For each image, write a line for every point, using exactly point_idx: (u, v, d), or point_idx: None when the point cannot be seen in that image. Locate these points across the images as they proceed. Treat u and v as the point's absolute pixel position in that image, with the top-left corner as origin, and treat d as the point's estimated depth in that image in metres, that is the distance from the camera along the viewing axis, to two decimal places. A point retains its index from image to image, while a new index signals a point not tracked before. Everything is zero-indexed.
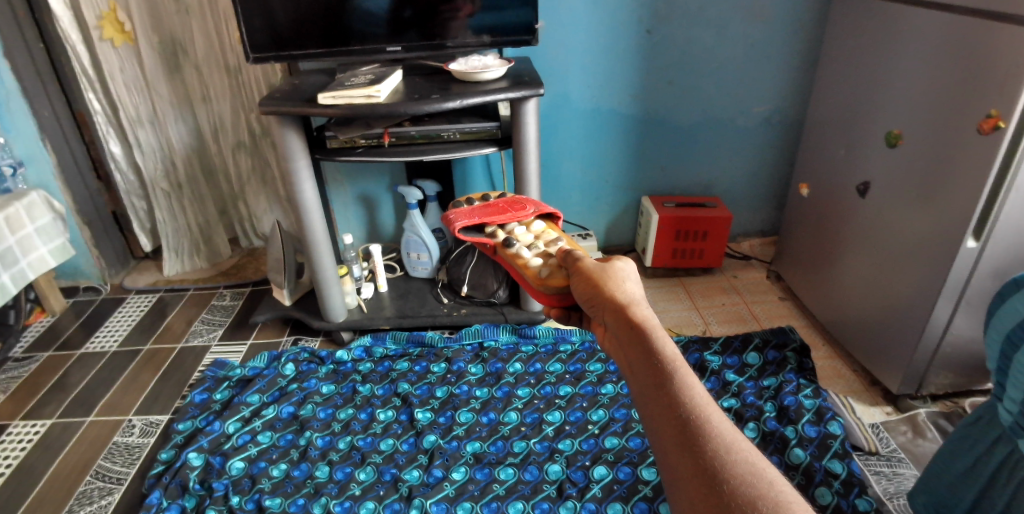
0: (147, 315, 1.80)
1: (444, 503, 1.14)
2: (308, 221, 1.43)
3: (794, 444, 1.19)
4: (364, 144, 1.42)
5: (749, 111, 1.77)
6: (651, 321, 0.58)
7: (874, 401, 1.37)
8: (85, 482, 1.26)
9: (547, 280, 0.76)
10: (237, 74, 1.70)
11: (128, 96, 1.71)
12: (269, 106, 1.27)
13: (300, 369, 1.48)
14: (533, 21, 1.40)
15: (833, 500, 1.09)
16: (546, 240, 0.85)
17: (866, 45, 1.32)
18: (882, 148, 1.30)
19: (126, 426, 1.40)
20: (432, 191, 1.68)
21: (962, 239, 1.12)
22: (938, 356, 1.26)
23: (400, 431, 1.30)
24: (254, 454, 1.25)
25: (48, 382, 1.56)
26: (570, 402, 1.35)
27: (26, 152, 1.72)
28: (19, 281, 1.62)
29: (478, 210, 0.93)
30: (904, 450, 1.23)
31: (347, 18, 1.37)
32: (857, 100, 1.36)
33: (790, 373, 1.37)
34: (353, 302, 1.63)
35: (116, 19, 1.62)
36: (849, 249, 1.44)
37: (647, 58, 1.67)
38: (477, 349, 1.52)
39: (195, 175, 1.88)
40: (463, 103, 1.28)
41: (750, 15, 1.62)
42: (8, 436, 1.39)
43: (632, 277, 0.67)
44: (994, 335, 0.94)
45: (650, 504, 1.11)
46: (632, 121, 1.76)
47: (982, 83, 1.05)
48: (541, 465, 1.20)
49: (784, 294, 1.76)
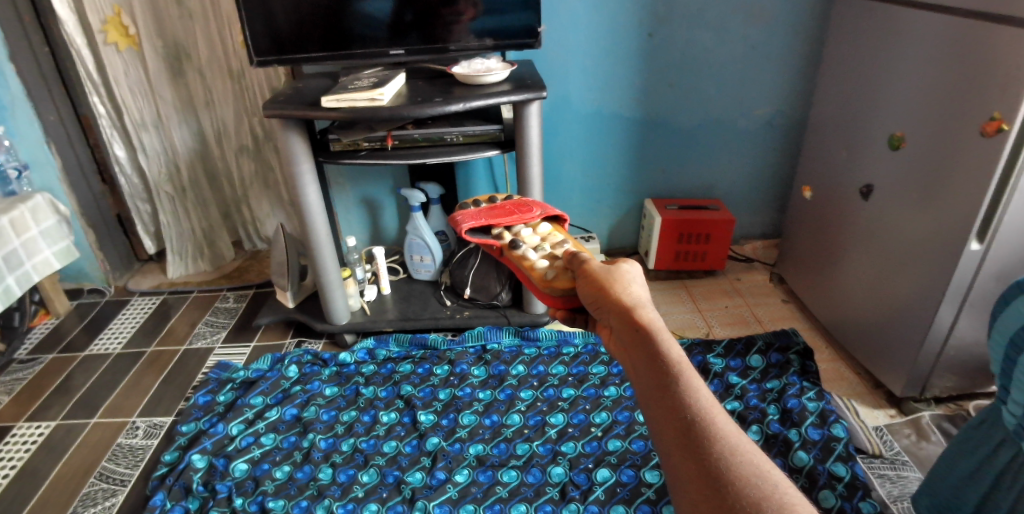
0: (151, 318, 1.81)
1: (447, 505, 1.14)
2: (311, 224, 1.43)
3: (798, 446, 1.19)
4: (368, 147, 1.43)
5: (751, 113, 1.77)
6: (656, 323, 0.58)
7: (877, 403, 1.37)
8: (89, 484, 1.26)
9: (553, 282, 0.76)
10: (240, 77, 1.71)
11: (133, 99, 1.72)
12: (273, 109, 1.28)
13: (303, 371, 1.49)
14: (534, 24, 1.40)
15: (836, 503, 1.09)
16: (552, 243, 0.85)
17: (869, 47, 1.32)
18: (884, 150, 1.30)
19: (130, 428, 1.40)
20: (435, 193, 1.68)
21: (966, 241, 1.12)
22: (942, 358, 1.25)
23: (402, 433, 1.30)
24: (257, 456, 1.25)
25: (52, 384, 1.56)
26: (573, 405, 1.35)
27: (31, 155, 1.73)
28: (24, 284, 1.63)
29: (484, 212, 0.95)
30: (908, 453, 1.23)
31: (349, 21, 1.38)
32: (859, 102, 1.36)
33: (794, 376, 1.37)
34: (356, 304, 1.63)
35: (120, 23, 1.62)
36: (851, 252, 1.44)
37: (648, 61, 1.67)
38: (480, 352, 1.52)
39: (198, 178, 1.89)
40: (466, 106, 1.28)
41: (751, 17, 1.62)
42: (12, 438, 1.40)
43: (637, 279, 0.67)
44: (997, 337, 0.93)
45: (653, 507, 1.11)
46: (634, 123, 1.76)
47: (984, 85, 1.05)
48: (544, 467, 1.20)
49: (787, 297, 1.76)
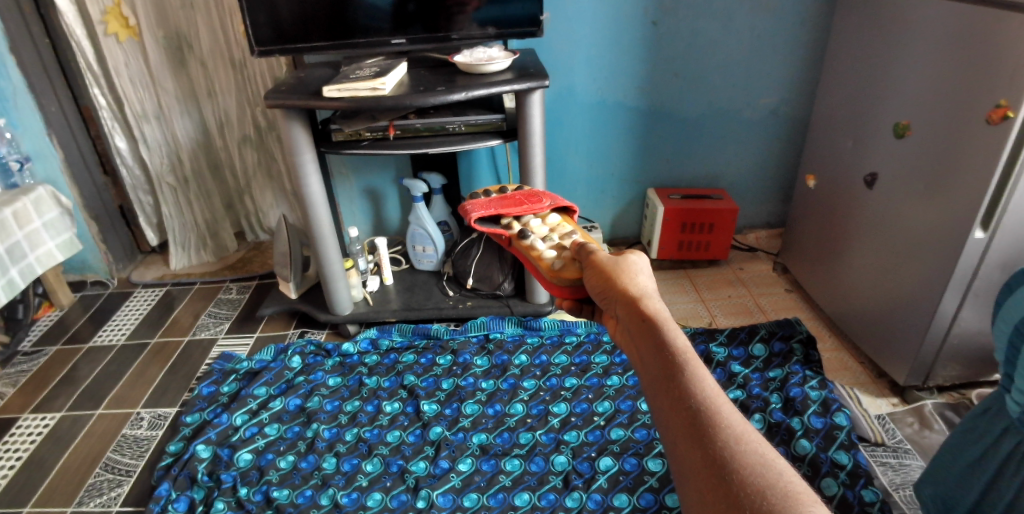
0: (155, 309, 1.81)
1: (451, 494, 1.14)
2: (314, 214, 1.43)
3: (800, 435, 1.20)
4: (370, 137, 1.42)
5: (755, 103, 1.76)
6: (662, 314, 0.58)
7: (880, 392, 1.37)
8: (95, 474, 1.27)
9: (560, 272, 0.77)
10: (242, 68, 1.70)
11: (133, 90, 1.72)
12: (275, 99, 1.27)
13: (307, 361, 1.49)
14: (538, 14, 1.39)
15: (839, 492, 1.09)
16: (561, 233, 0.86)
17: (875, 36, 1.31)
18: (889, 140, 1.29)
19: (134, 418, 1.41)
20: (437, 184, 1.68)
21: (971, 230, 1.12)
22: (945, 347, 1.25)
23: (406, 422, 1.30)
24: (262, 446, 1.26)
25: (56, 376, 1.57)
26: (576, 394, 1.35)
27: (32, 147, 1.72)
28: (27, 276, 1.64)
29: (495, 202, 0.95)
30: (910, 442, 1.23)
31: (352, 12, 1.37)
32: (865, 92, 1.36)
33: (796, 365, 1.37)
34: (359, 295, 1.63)
35: (120, 14, 1.62)
36: (855, 242, 1.44)
37: (653, 51, 1.66)
38: (483, 341, 1.52)
39: (201, 169, 1.89)
40: (469, 95, 1.27)
41: (756, 7, 1.61)
42: (18, 429, 1.40)
43: (644, 270, 0.67)
44: (1002, 326, 0.94)
45: (655, 495, 1.12)
46: (637, 113, 1.76)
47: (992, 73, 1.04)
48: (547, 456, 1.21)
49: (790, 286, 1.76)
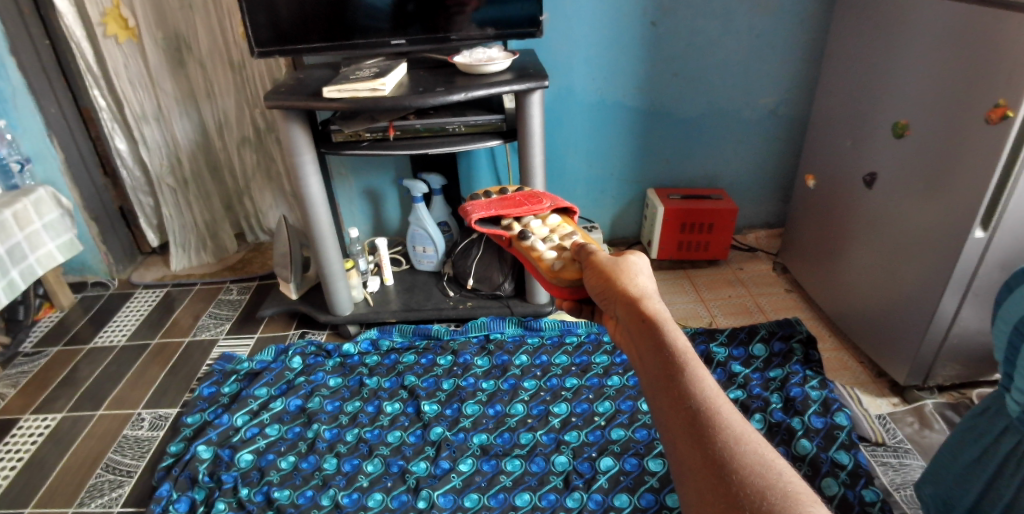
0: (156, 310, 1.81)
1: (451, 494, 1.14)
2: (314, 215, 1.43)
3: (801, 435, 1.20)
4: (370, 138, 1.42)
5: (755, 102, 1.76)
6: (661, 314, 0.58)
7: (880, 392, 1.37)
8: (96, 475, 1.27)
9: (560, 272, 0.77)
10: (242, 69, 1.70)
11: (133, 92, 1.72)
12: (274, 100, 1.27)
13: (307, 362, 1.49)
14: (537, 14, 1.39)
15: (839, 492, 1.09)
16: (561, 234, 0.86)
17: (874, 36, 1.31)
18: (888, 139, 1.29)
19: (135, 419, 1.41)
20: (437, 184, 1.68)
21: (971, 229, 1.12)
22: (945, 347, 1.25)
23: (407, 423, 1.31)
24: (262, 446, 1.26)
25: (57, 377, 1.57)
26: (576, 394, 1.35)
27: (32, 148, 1.73)
28: (28, 277, 1.64)
29: (495, 203, 0.96)
30: (911, 442, 1.23)
31: (352, 13, 1.37)
32: (864, 91, 1.36)
33: (796, 365, 1.37)
34: (359, 296, 1.63)
35: (119, 15, 1.62)
36: (854, 242, 1.44)
37: (652, 51, 1.66)
38: (483, 341, 1.52)
39: (201, 170, 1.89)
40: (468, 96, 1.27)
41: (756, 7, 1.61)
42: (19, 431, 1.40)
43: (644, 270, 0.67)
44: (1001, 325, 0.94)
45: (656, 495, 1.12)
46: (636, 113, 1.76)
47: (990, 72, 1.04)
48: (547, 456, 1.21)
49: (790, 286, 1.76)
